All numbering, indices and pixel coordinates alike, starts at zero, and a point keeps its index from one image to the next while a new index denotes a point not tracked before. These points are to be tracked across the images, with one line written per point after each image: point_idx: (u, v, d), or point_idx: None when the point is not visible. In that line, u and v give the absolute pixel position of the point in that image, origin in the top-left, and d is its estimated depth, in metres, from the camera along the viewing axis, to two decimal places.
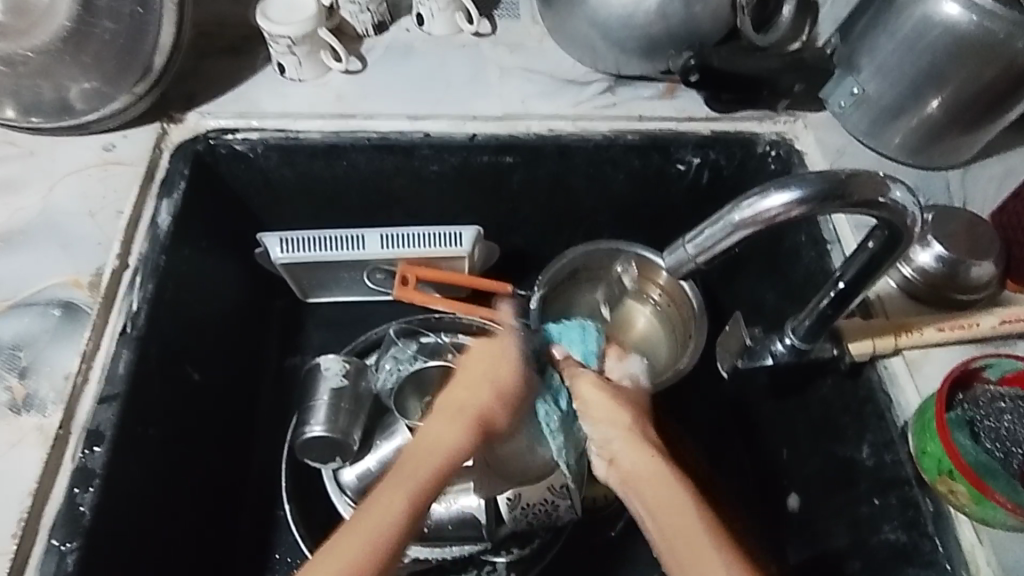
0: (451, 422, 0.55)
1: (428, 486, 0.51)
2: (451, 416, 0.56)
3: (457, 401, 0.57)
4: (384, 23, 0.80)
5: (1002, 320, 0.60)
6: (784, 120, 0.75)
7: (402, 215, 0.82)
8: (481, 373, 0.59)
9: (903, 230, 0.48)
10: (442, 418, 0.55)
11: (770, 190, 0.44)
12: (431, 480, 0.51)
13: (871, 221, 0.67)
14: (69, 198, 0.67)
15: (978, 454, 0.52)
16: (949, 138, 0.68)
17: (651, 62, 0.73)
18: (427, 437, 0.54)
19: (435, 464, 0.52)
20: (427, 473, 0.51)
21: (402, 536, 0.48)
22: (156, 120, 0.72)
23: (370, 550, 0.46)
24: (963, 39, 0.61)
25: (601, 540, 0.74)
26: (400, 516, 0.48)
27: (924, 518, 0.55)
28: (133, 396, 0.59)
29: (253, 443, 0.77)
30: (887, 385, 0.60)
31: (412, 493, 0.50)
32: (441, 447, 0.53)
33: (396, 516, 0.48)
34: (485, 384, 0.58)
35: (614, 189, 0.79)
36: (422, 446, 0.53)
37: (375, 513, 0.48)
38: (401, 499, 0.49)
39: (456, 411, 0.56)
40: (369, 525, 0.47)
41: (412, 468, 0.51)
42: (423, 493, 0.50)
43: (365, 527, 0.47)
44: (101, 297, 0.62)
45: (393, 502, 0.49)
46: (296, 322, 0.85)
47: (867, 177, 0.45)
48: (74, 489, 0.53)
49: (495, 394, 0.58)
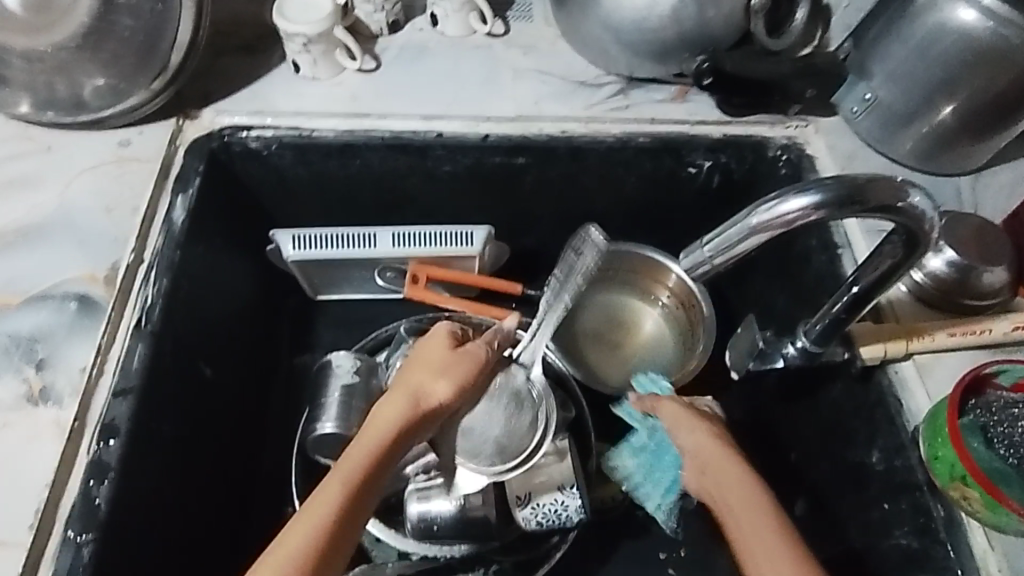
0: (394, 404, 0.54)
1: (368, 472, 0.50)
2: (389, 396, 0.55)
3: (397, 384, 0.57)
4: (397, 23, 0.81)
5: (1015, 325, 0.59)
6: (795, 125, 0.76)
7: (414, 215, 0.82)
8: (435, 356, 0.58)
9: (920, 235, 0.48)
10: (387, 402, 0.55)
11: (787, 193, 0.44)
12: (371, 465, 0.50)
13: (884, 226, 0.67)
14: (85, 193, 0.68)
15: (993, 460, 0.53)
16: (960, 145, 0.68)
17: (664, 65, 0.74)
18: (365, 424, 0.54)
19: (375, 447, 0.51)
20: (365, 459, 0.50)
21: (345, 525, 0.47)
22: (171, 117, 0.73)
23: (313, 541, 0.45)
24: (977, 46, 0.61)
25: (609, 542, 0.75)
26: (341, 503, 0.48)
27: (935, 523, 0.55)
28: (147, 390, 0.59)
29: (264, 439, 0.77)
30: (897, 391, 0.60)
31: (351, 480, 0.49)
32: (381, 431, 0.52)
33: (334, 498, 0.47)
34: (424, 365, 0.57)
35: (625, 190, 0.79)
36: (362, 433, 0.52)
37: (318, 504, 0.47)
38: (341, 486, 0.48)
39: (402, 392, 0.55)
40: (312, 516, 0.46)
41: (351, 455, 0.51)
42: (365, 470, 0.50)
43: (310, 518, 0.46)
44: (116, 292, 0.62)
45: (333, 489, 0.48)
46: (306, 319, 0.85)
47: (884, 182, 0.45)
48: (90, 482, 0.53)
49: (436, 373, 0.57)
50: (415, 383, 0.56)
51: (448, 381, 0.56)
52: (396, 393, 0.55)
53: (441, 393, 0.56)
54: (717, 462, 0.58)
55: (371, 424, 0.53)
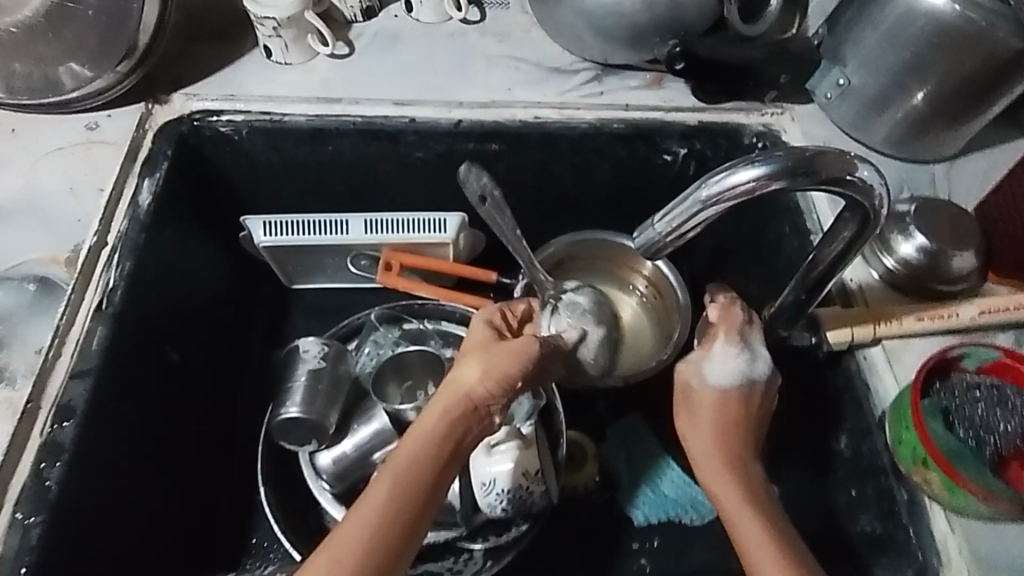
0: (442, 404, 0.52)
1: (416, 473, 0.49)
2: (442, 398, 0.52)
3: (448, 383, 0.54)
4: (372, 10, 0.80)
5: (982, 310, 0.59)
6: (771, 112, 0.75)
7: (388, 203, 0.81)
8: (485, 349, 0.55)
9: (870, 211, 0.48)
10: (440, 398, 0.53)
11: (737, 164, 0.44)
12: (416, 470, 0.49)
13: (844, 201, 0.67)
14: (51, 175, 0.67)
15: (951, 442, 0.52)
16: (933, 131, 0.68)
17: (637, 50, 0.73)
18: (415, 430, 0.51)
19: (427, 447, 0.50)
20: (412, 459, 0.49)
21: (390, 532, 0.46)
22: (140, 101, 0.72)
23: (355, 549, 0.45)
24: (946, 30, 0.60)
25: (583, 529, 0.74)
26: (384, 507, 0.47)
27: (899, 507, 0.55)
28: (107, 372, 0.58)
29: (235, 427, 0.77)
30: (866, 374, 0.60)
31: (397, 484, 0.48)
32: (428, 430, 0.51)
33: (380, 503, 0.47)
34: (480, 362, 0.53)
35: (599, 177, 0.79)
36: (409, 434, 0.51)
37: (359, 512, 0.47)
38: (387, 486, 0.48)
39: (450, 390, 0.53)
40: (356, 523, 0.46)
41: (396, 459, 0.50)
42: (411, 478, 0.48)
43: (349, 525, 0.46)
44: (77, 274, 0.62)
45: (378, 493, 0.47)
46: (282, 307, 0.84)
47: (835, 154, 0.45)
48: (41, 463, 0.53)
49: (486, 369, 0.53)
50: (460, 374, 0.54)
51: (490, 375, 0.53)
52: (447, 395, 0.53)
53: (490, 383, 0.53)
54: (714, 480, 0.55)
55: (419, 423, 0.52)
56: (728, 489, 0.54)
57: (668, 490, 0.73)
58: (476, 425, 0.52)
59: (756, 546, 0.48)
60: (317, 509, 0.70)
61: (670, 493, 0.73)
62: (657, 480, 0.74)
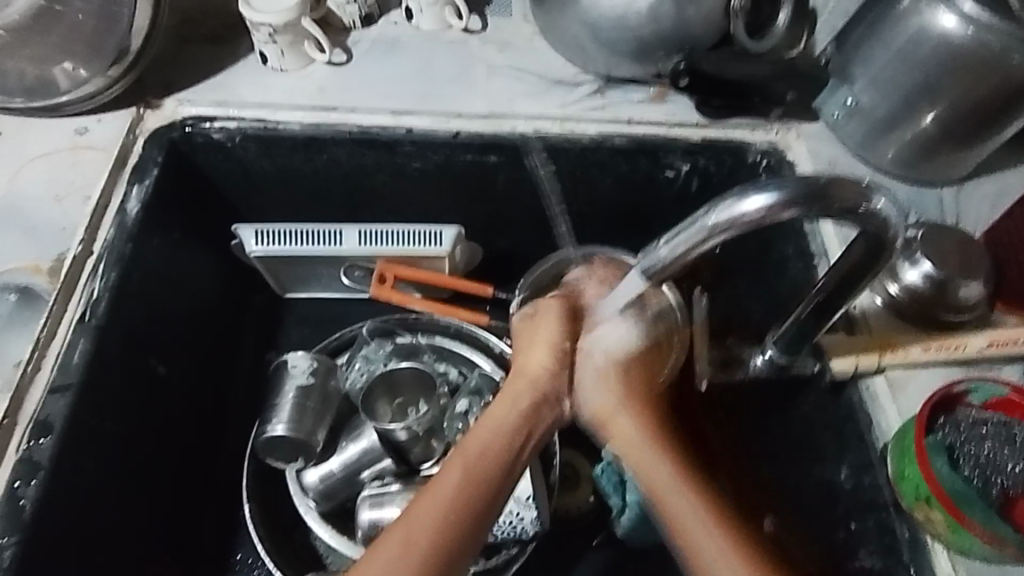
0: (512, 395, 0.52)
1: (490, 461, 0.48)
2: (512, 391, 0.52)
3: (516, 373, 0.53)
4: (371, 16, 0.78)
5: (991, 341, 0.57)
6: (776, 129, 0.73)
7: (385, 213, 0.80)
8: (533, 331, 0.55)
9: (885, 241, 0.46)
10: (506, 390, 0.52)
11: (746, 191, 0.42)
12: (489, 463, 0.48)
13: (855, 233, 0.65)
14: (37, 180, 0.66)
15: (957, 481, 0.51)
16: (943, 153, 0.66)
17: (641, 64, 0.71)
18: (485, 423, 0.50)
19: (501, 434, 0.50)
20: (487, 447, 0.49)
21: (458, 526, 0.45)
22: (132, 105, 0.71)
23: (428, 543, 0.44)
24: (958, 53, 0.59)
25: (577, 551, 0.72)
26: (455, 498, 0.46)
27: (900, 544, 0.53)
28: (87, 387, 0.57)
29: (222, 439, 0.75)
30: (868, 405, 0.58)
31: (465, 479, 0.46)
32: (504, 420, 0.50)
33: (451, 494, 0.45)
34: (546, 349, 0.54)
35: (601, 191, 0.77)
36: (483, 421, 0.50)
37: (430, 495, 0.45)
38: (457, 478, 0.46)
39: (518, 379, 0.53)
40: (430, 505, 0.45)
41: (466, 451, 0.48)
42: (486, 467, 0.47)
43: (422, 511, 0.45)
44: (59, 284, 0.60)
45: (451, 478, 0.46)
46: (274, 315, 0.83)
47: (847, 181, 0.43)
48: (16, 482, 0.52)
49: (558, 355, 0.53)
50: (527, 363, 0.54)
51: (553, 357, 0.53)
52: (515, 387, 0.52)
53: (558, 372, 0.53)
54: (637, 443, 0.52)
55: (487, 419, 0.50)
56: (648, 453, 0.51)
57: None
58: (547, 416, 0.52)
59: (686, 517, 0.48)
60: (302, 526, 0.69)
61: None
62: None
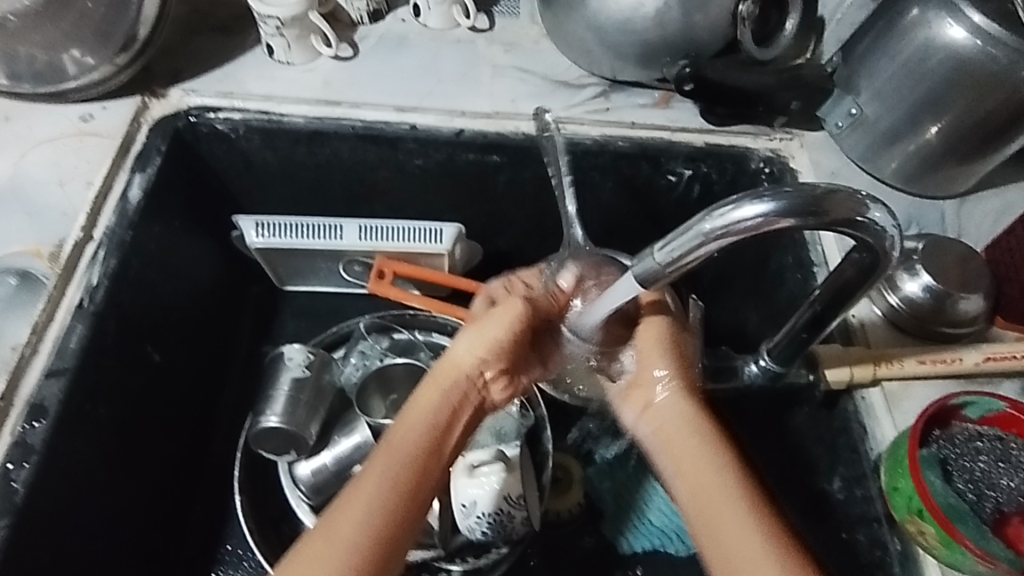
0: (438, 380, 0.54)
1: (418, 448, 0.50)
2: (437, 378, 0.54)
3: (447, 359, 0.55)
4: (379, 12, 0.79)
5: (987, 356, 0.57)
6: (779, 137, 0.73)
7: (385, 209, 0.80)
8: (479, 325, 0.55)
9: (882, 255, 0.46)
10: (431, 384, 0.53)
11: (743, 200, 0.42)
12: (417, 446, 0.50)
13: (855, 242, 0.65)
14: (40, 166, 0.66)
15: (950, 495, 0.50)
16: (947, 167, 0.66)
17: (646, 69, 0.71)
18: (414, 408, 0.52)
19: (423, 424, 0.51)
20: (410, 447, 0.49)
21: (387, 509, 0.46)
22: (137, 94, 0.71)
23: (356, 524, 0.45)
24: (966, 65, 0.59)
25: (567, 554, 0.72)
26: (383, 483, 0.47)
27: (891, 558, 0.53)
28: (84, 373, 0.57)
29: (214, 429, 0.75)
30: (864, 417, 0.58)
31: (392, 464, 0.48)
32: (425, 416, 0.51)
33: (377, 478, 0.47)
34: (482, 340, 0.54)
35: (601, 195, 0.77)
36: (406, 416, 0.52)
37: (355, 495, 0.46)
38: (383, 464, 0.48)
39: (447, 370, 0.54)
40: (349, 515, 0.45)
41: (394, 439, 0.50)
42: (413, 449, 0.49)
43: (351, 501, 0.46)
44: (59, 269, 0.61)
45: (376, 481, 0.47)
46: (271, 307, 0.82)
47: (844, 196, 0.43)
48: (8, 464, 0.52)
49: (488, 347, 0.54)
50: (455, 357, 0.54)
51: (483, 352, 0.54)
52: (441, 373, 0.54)
53: (486, 357, 0.54)
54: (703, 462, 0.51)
55: (416, 404, 0.53)
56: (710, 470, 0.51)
57: (670, 526, 0.71)
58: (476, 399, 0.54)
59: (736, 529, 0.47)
60: (291, 519, 0.69)
61: (673, 530, 0.71)
62: (659, 514, 0.71)
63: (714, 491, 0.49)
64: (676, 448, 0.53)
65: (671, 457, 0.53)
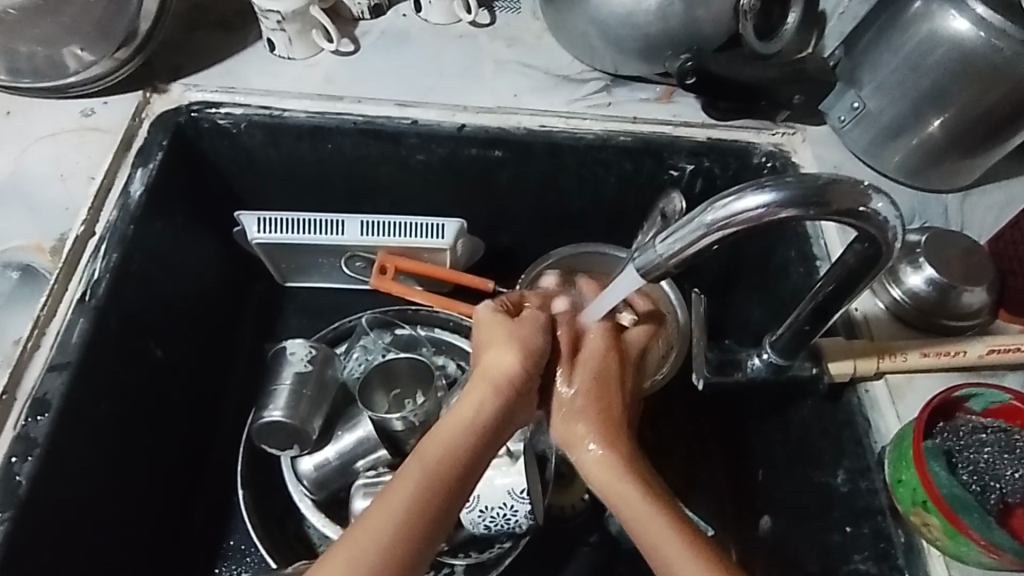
0: (479, 384, 0.53)
1: (456, 455, 0.49)
2: (478, 382, 0.53)
3: (484, 364, 0.54)
4: (380, 7, 0.79)
5: (991, 348, 0.57)
6: (782, 132, 0.73)
7: (387, 204, 0.80)
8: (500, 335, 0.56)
9: (884, 245, 0.46)
10: (472, 389, 0.53)
11: (746, 190, 0.42)
12: (454, 453, 0.49)
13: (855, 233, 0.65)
14: (41, 160, 0.66)
15: (955, 486, 0.50)
16: (949, 161, 0.66)
17: (648, 63, 0.71)
18: (457, 411, 0.52)
19: (464, 431, 0.50)
20: (444, 454, 0.49)
21: (421, 518, 0.46)
22: (139, 89, 0.71)
23: (388, 533, 0.45)
24: (969, 58, 0.59)
25: (570, 549, 0.72)
26: (418, 491, 0.47)
27: (895, 549, 0.53)
28: (86, 367, 0.57)
29: (216, 425, 0.75)
30: (867, 410, 0.58)
31: (427, 473, 0.47)
32: (463, 424, 0.51)
33: (413, 486, 0.47)
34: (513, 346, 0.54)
35: (603, 190, 0.77)
36: (443, 424, 0.51)
37: (389, 504, 0.46)
38: (420, 473, 0.47)
39: (486, 374, 0.54)
40: (380, 523, 0.45)
41: (432, 446, 0.49)
42: (451, 457, 0.49)
43: (384, 511, 0.46)
44: (61, 264, 0.60)
45: (407, 485, 0.47)
46: (273, 304, 0.82)
47: (847, 185, 0.43)
48: (12, 457, 0.52)
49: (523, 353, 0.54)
50: (492, 362, 0.54)
51: (521, 357, 0.54)
52: (484, 378, 0.53)
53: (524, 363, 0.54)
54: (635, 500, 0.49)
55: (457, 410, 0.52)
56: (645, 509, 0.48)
57: None
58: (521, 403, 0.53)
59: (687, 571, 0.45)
60: (295, 514, 0.69)
61: None
62: None
63: (656, 533, 0.47)
64: (608, 487, 0.50)
65: (608, 497, 0.50)
